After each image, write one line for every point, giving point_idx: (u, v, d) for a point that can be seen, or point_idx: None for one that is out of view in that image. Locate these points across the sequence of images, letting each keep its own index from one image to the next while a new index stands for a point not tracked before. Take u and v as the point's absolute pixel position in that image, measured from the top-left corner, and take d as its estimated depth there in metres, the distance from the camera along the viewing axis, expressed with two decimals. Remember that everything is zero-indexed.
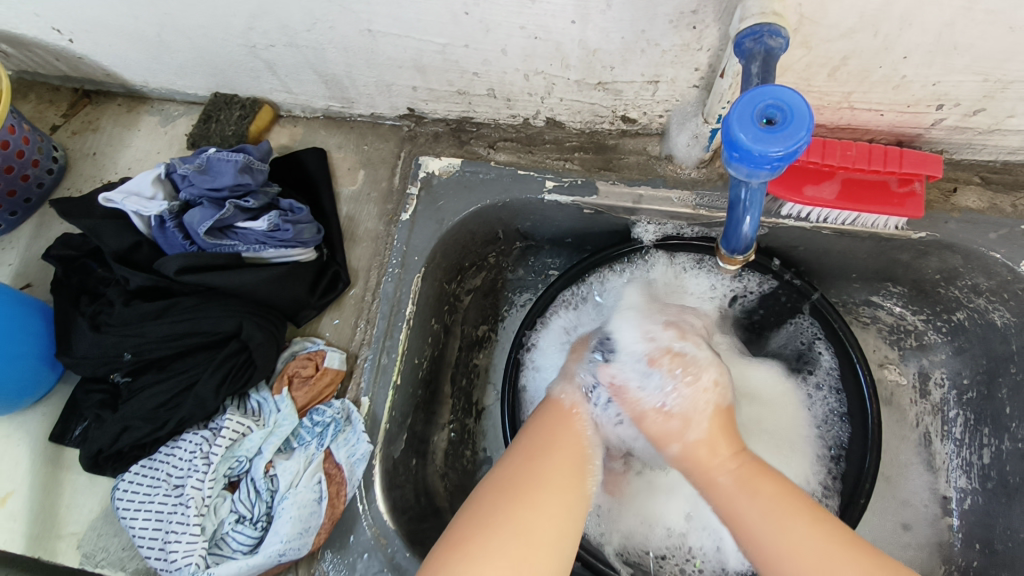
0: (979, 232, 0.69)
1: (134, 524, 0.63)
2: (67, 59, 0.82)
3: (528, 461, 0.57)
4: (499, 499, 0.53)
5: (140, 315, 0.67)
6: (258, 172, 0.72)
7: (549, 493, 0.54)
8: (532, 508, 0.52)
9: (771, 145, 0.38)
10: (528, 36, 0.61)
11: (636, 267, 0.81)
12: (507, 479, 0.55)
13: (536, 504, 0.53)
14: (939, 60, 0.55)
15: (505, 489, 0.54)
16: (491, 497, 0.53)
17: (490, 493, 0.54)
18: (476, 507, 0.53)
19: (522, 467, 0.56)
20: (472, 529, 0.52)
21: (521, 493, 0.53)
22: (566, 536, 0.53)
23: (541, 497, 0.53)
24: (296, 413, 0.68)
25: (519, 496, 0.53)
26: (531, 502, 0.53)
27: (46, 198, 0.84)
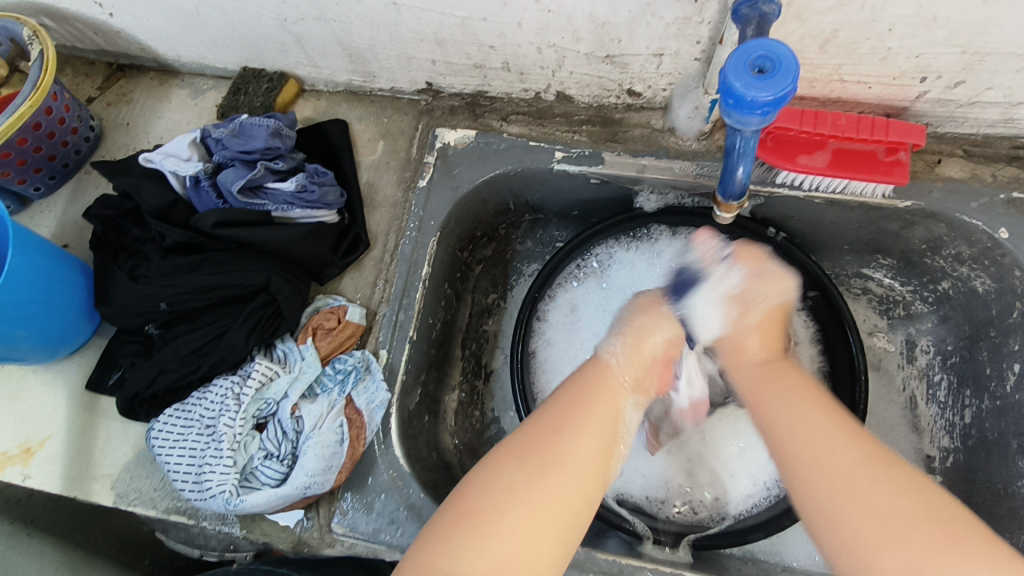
0: (961, 200, 0.74)
1: (169, 460, 0.67)
2: (106, 33, 0.87)
3: (544, 432, 0.55)
4: (514, 468, 0.53)
5: (175, 267, 0.72)
6: (287, 137, 0.77)
7: (565, 459, 0.53)
8: (547, 476, 0.52)
9: (761, 91, 0.42)
10: (542, 9, 0.66)
11: (642, 240, 0.89)
12: (524, 446, 0.54)
13: (552, 479, 0.52)
14: (920, 32, 0.60)
15: (523, 459, 0.53)
16: (510, 466, 0.53)
17: (508, 461, 0.53)
18: (496, 471, 0.53)
19: (534, 437, 0.55)
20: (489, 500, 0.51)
21: (539, 466, 0.52)
22: (574, 520, 0.52)
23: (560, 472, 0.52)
24: (319, 361, 0.72)
25: (529, 464, 0.53)
26: (543, 472, 0.52)
27: (82, 164, 0.89)
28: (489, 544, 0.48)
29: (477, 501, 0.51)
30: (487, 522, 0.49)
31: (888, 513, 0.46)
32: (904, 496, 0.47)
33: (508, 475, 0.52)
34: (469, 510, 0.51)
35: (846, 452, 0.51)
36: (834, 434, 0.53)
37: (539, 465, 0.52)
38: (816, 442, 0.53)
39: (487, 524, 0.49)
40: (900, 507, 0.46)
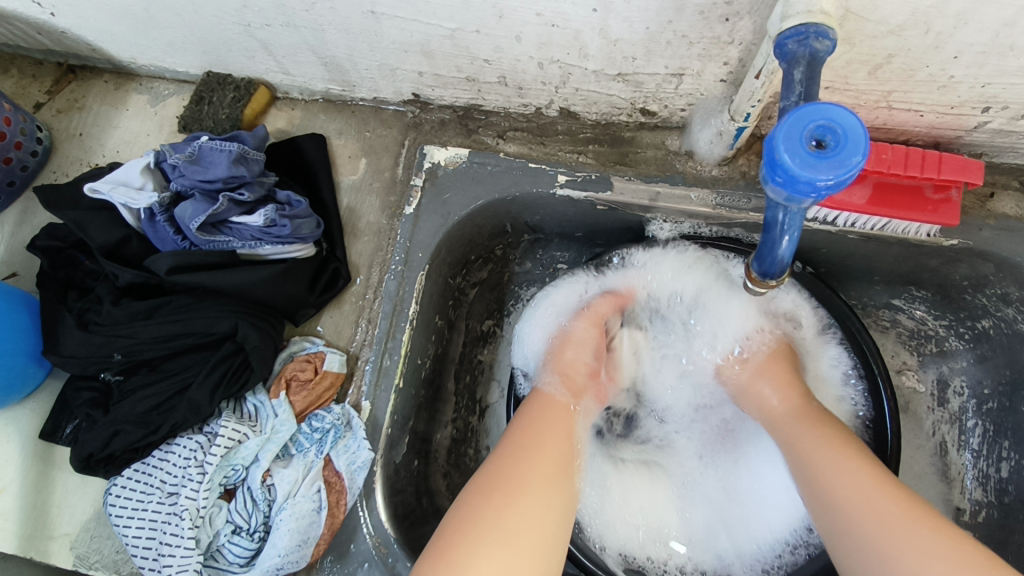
0: (1016, 241, 0.65)
1: (127, 532, 0.61)
2: (50, 33, 0.77)
3: (509, 457, 0.53)
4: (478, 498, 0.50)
5: (129, 315, 0.64)
6: (253, 162, 0.68)
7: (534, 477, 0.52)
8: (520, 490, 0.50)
9: (819, 173, 0.34)
10: (545, 24, 0.56)
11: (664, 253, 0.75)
12: (487, 475, 0.52)
13: (525, 504, 0.49)
14: (991, 61, 0.51)
15: (491, 488, 0.50)
16: (483, 500, 0.49)
17: (475, 495, 0.50)
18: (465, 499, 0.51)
19: (501, 461, 0.53)
20: (473, 523, 0.48)
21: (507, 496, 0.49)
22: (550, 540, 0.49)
23: (531, 497, 0.50)
24: (294, 418, 0.65)
25: (497, 490, 0.50)
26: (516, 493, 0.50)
27: (31, 181, 0.80)
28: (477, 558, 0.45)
29: (461, 529, 0.48)
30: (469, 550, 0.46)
31: (892, 527, 0.46)
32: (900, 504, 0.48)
33: (476, 504, 0.49)
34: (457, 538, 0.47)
35: (866, 490, 0.49)
36: (845, 462, 0.52)
37: (509, 487, 0.50)
38: (830, 475, 0.52)
39: (476, 550, 0.46)
40: (910, 537, 0.45)
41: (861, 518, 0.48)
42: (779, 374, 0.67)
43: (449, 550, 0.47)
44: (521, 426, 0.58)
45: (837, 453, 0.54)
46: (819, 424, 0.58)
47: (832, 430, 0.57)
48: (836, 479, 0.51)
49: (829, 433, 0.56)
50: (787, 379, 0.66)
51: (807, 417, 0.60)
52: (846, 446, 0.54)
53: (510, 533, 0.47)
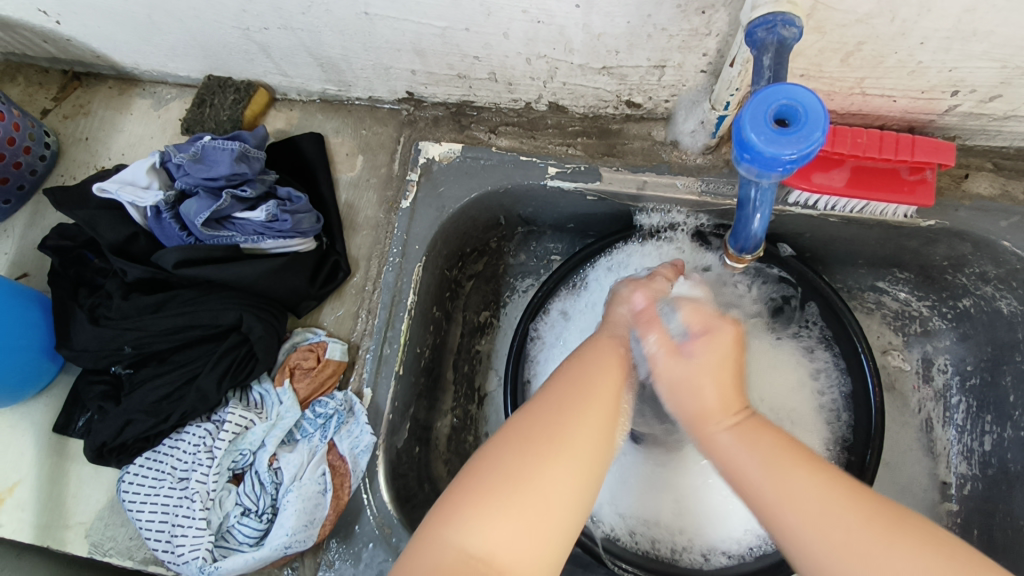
0: (990, 220, 0.68)
1: (140, 517, 0.64)
2: (56, 41, 0.80)
3: (552, 404, 0.46)
4: (522, 448, 0.44)
5: (138, 309, 0.67)
6: (254, 160, 0.71)
7: (578, 450, 0.44)
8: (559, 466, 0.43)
9: (783, 149, 0.37)
10: (531, 20, 0.59)
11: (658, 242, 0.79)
12: (532, 426, 0.45)
13: (564, 458, 0.43)
14: (956, 46, 0.53)
15: (533, 438, 0.44)
16: (513, 452, 0.44)
17: (509, 441, 0.45)
18: (497, 455, 0.44)
19: (537, 412, 0.46)
20: (498, 478, 0.43)
21: (543, 447, 0.44)
22: (584, 500, 0.44)
23: (566, 457, 0.43)
24: (298, 405, 0.68)
25: (534, 441, 0.44)
26: (553, 460, 0.43)
27: (40, 185, 0.83)
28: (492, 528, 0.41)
29: (484, 480, 0.43)
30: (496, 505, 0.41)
31: (836, 526, 0.39)
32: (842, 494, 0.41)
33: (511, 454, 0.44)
34: (478, 490, 0.42)
35: (830, 520, 0.40)
36: (783, 462, 0.43)
37: (547, 452, 0.43)
38: (787, 486, 0.42)
39: (491, 512, 0.41)
40: (836, 517, 0.40)
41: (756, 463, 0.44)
42: (721, 369, 0.49)
43: (479, 497, 0.42)
44: (567, 370, 0.49)
45: (739, 436, 0.46)
46: (757, 440, 0.45)
47: (779, 443, 0.45)
48: (777, 497, 0.42)
49: (775, 451, 0.44)
50: (730, 387, 0.48)
51: (751, 428, 0.46)
52: (795, 462, 0.43)
53: (534, 502, 0.41)
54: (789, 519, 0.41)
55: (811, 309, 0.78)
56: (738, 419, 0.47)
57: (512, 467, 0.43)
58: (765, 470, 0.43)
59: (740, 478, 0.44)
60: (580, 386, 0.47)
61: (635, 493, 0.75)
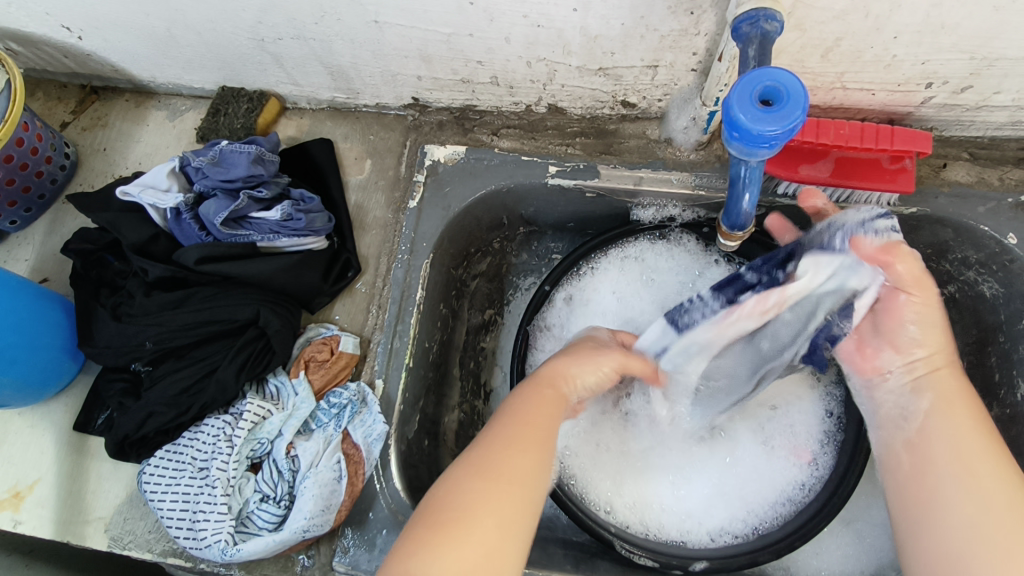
0: (968, 206, 0.72)
1: (162, 505, 0.66)
2: (76, 56, 0.84)
3: (507, 430, 0.54)
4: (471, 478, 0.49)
5: (159, 305, 0.70)
6: (269, 163, 0.74)
7: (520, 466, 0.51)
8: (533, 403, 0.56)
9: (768, 125, 0.41)
10: (531, 25, 0.63)
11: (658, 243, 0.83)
12: (475, 465, 0.50)
13: (507, 493, 0.49)
14: (927, 40, 0.58)
15: (479, 471, 0.50)
16: (470, 483, 0.49)
17: (466, 475, 0.50)
18: (458, 488, 0.49)
19: (494, 439, 0.52)
20: (446, 517, 0.47)
21: (488, 478, 0.49)
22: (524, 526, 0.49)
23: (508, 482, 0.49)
24: (313, 396, 0.70)
25: (487, 468, 0.50)
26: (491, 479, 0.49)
27: (59, 194, 0.86)
28: (457, 553, 0.45)
29: (448, 510, 0.48)
30: (458, 530, 0.46)
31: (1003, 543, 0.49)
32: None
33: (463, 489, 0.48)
34: (439, 523, 0.47)
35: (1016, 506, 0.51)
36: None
37: (496, 473, 0.49)
38: (977, 496, 0.52)
39: (465, 532, 0.46)
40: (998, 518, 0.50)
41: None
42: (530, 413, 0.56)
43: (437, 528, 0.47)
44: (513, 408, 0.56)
45: (965, 478, 0.53)
46: (975, 471, 0.53)
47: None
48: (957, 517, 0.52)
49: (978, 454, 0.54)
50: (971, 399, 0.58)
51: (987, 446, 0.54)
52: (983, 456, 0.53)
53: (490, 520, 0.47)
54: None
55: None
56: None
57: (464, 500, 0.48)
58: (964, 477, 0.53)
59: (937, 497, 0.54)
60: (522, 410, 0.56)
61: (641, 482, 0.76)
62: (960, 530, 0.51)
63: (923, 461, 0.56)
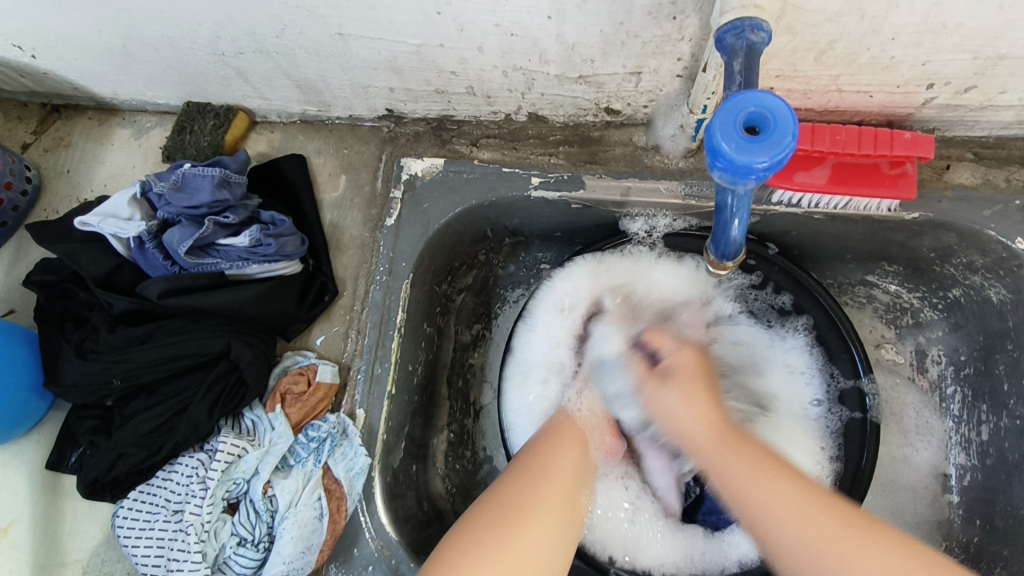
0: (974, 209, 0.68)
1: (136, 551, 0.63)
2: (33, 75, 0.80)
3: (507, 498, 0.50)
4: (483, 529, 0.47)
5: (126, 341, 0.66)
6: (236, 185, 0.70)
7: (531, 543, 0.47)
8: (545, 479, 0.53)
9: (756, 156, 0.37)
10: (504, 33, 0.59)
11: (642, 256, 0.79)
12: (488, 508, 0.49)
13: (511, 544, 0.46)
14: (927, 40, 0.54)
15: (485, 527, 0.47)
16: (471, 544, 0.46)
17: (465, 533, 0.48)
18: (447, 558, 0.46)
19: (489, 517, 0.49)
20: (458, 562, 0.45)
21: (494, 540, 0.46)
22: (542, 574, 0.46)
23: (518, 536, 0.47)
24: (290, 430, 0.67)
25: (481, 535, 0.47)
26: (522, 526, 0.48)
27: (23, 220, 0.82)
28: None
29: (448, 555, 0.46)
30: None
31: (835, 542, 0.43)
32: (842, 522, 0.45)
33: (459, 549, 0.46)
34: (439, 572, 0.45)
35: (796, 509, 0.46)
36: (740, 466, 0.49)
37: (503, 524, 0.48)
38: (766, 489, 0.47)
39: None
40: (817, 520, 0.45)
41: (739, 488, 0.48)
42: (688, 386, 0.55)
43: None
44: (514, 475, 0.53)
45: (755, 474, 0.48)
46: (740, 450, 0.50)
47: (756, 456, 0.50)
48: (769, 511, 0.46)
49: (756, 464, 0.49)
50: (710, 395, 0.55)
51: (736, 448, 0.50)
52: (774, 474, 0.48)
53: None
54: (795, 553, 0.44)
55: (784, 298, 0.78)
56: (719, 428, 0.52)
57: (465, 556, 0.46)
58: (745, 479, 0.48)
59: (730, 489, 0.49)
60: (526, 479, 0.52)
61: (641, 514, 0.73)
62: (758, 503, 0.47)
63: (723, 456, 0.50)
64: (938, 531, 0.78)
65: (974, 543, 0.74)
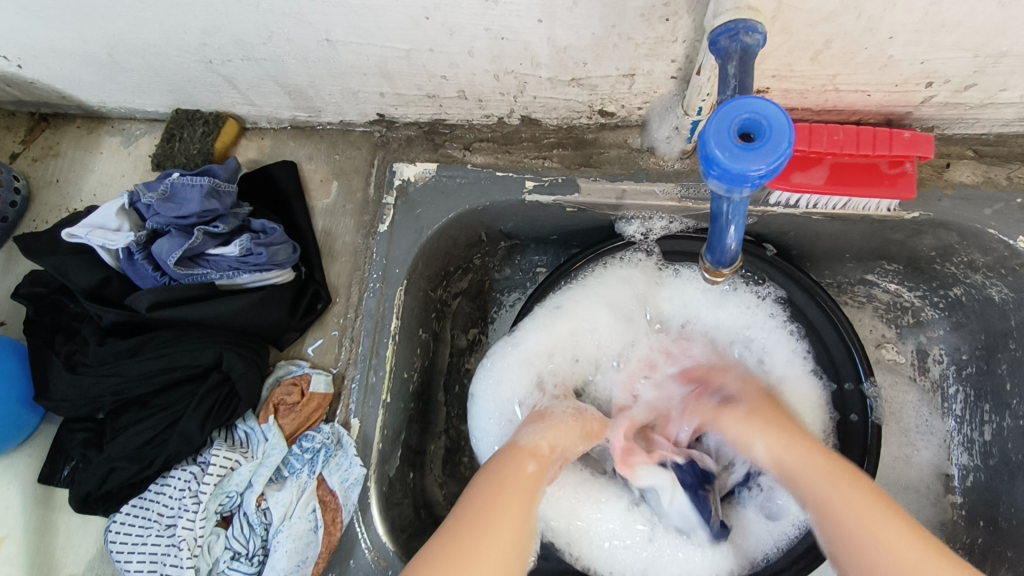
0: (975, 208, 0.67)
1: (129, 566, 0.63)
2: (19, 84, 0.79)
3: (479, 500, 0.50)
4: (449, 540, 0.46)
5: (115, 354, 0.65)
6: (225, 194, 0.69)
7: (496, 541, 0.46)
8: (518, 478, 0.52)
9: (751, 163, 0.36)
10: (494, 37, 0.58)
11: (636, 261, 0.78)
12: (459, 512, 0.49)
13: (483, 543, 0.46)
14: (926, 38, 0.53)
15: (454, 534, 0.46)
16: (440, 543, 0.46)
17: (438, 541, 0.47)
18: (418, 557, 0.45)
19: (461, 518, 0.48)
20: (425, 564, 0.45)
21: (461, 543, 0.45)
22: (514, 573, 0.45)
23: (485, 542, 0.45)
24: (284, 441, 0.66)
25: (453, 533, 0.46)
26: (489, 519, 0.47)
27: (12, 231, 0.81)
28: None
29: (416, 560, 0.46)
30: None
31: (881, 533, 0.45)
32: (895, 523, 0.46)
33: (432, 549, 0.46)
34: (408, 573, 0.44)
35: (845, 501, 0.48)
36: (804, 463, 0.53)
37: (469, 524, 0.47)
38: (828, 490, 0.50)
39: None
40: (865, 516, 0.47)
41: (808, 482, 0.52)
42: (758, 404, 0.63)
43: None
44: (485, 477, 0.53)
45: (822, 470, 0.52)
46: (809, 461, 0.53)
47: (828, 465, 0.52)
48: (823, 500, 0.49)
49: (829, 465, 0.52)
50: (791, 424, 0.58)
51: (808, 453, 0.54)
52: (843, 476, 0.51)
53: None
54: (837, 543, 0.47)
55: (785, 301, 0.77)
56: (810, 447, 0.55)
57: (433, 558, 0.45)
58: (812, 476, 0.52)
59: (801, 485, 0.52)
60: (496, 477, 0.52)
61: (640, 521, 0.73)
62: (816, 497, 0.50)
63: (794, 459, 0.54)
64: (941, 532, 0.77)
65: (978, 545, 0.73)
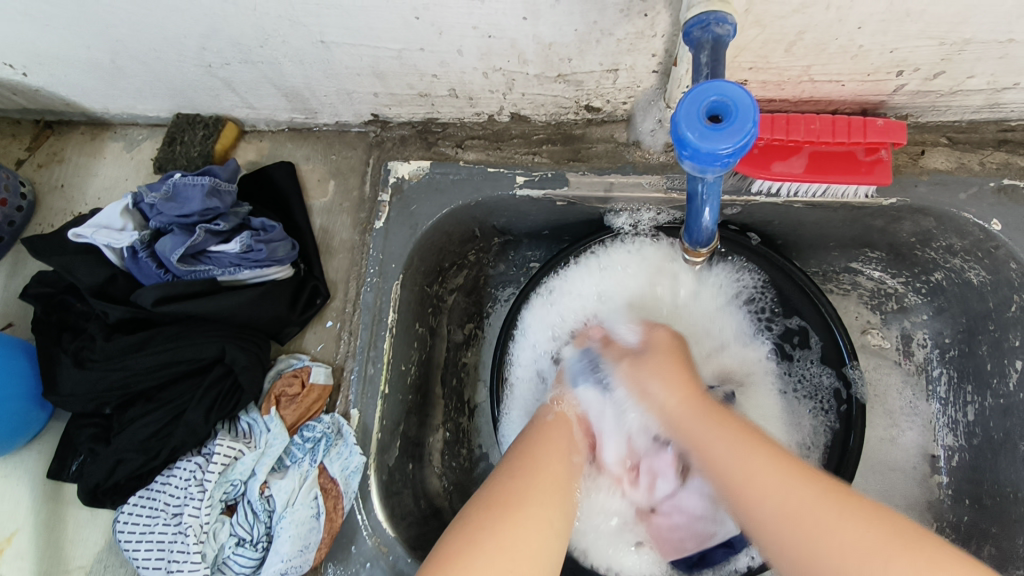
0: (950, 193, 0.69)
1: (137, 554, 0.65)
2: (24, 92, 0.81)
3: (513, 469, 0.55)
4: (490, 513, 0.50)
5: (122, 349, 0.67)
6: (226, 193, 0.72)
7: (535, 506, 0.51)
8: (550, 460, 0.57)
9: (719, 143, 0.39)
10: (481, 35, 0.61)
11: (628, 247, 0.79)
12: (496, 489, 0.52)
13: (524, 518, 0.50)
14: (893, 28, 0.55)
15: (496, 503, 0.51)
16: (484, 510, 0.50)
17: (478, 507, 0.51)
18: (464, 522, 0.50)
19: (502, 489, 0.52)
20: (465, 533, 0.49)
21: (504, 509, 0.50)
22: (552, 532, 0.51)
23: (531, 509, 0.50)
24: (286, 431, 0.68)
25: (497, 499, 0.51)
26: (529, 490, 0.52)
27: (18, 235, 0.84)
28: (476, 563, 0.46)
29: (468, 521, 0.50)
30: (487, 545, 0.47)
31: (805, 505, 0.44)
32: (820, 493, 0.45)
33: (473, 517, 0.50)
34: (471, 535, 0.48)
35: (773, 470, 0.47)
36: (703, 427, 0.53)
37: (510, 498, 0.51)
38: (751, 463, 0.48)
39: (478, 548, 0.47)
40: (793, 486, 0.46)
41: (714, 439, 0.51)
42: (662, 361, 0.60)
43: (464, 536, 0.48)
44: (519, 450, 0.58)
45: (724, 435, 0.51)
46: (725, 421, 0.53)
47: (742, 429, 0.52)
48: (743, 469, 0.48)
49: (740, 433, 0.51)
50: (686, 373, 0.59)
51: (702, 413, 0.54)
52: (756, 443, 0.50)
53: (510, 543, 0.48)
54: (762, 523, 0.46)
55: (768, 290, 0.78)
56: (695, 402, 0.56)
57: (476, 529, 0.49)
58: (715, 439, 0.51)
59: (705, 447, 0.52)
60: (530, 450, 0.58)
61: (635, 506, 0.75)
62: (733, 463, 0.49)
63: (693, 415, 0.54)
64: (929, 511, 0.79)
65: (964, 522, 0.75)
